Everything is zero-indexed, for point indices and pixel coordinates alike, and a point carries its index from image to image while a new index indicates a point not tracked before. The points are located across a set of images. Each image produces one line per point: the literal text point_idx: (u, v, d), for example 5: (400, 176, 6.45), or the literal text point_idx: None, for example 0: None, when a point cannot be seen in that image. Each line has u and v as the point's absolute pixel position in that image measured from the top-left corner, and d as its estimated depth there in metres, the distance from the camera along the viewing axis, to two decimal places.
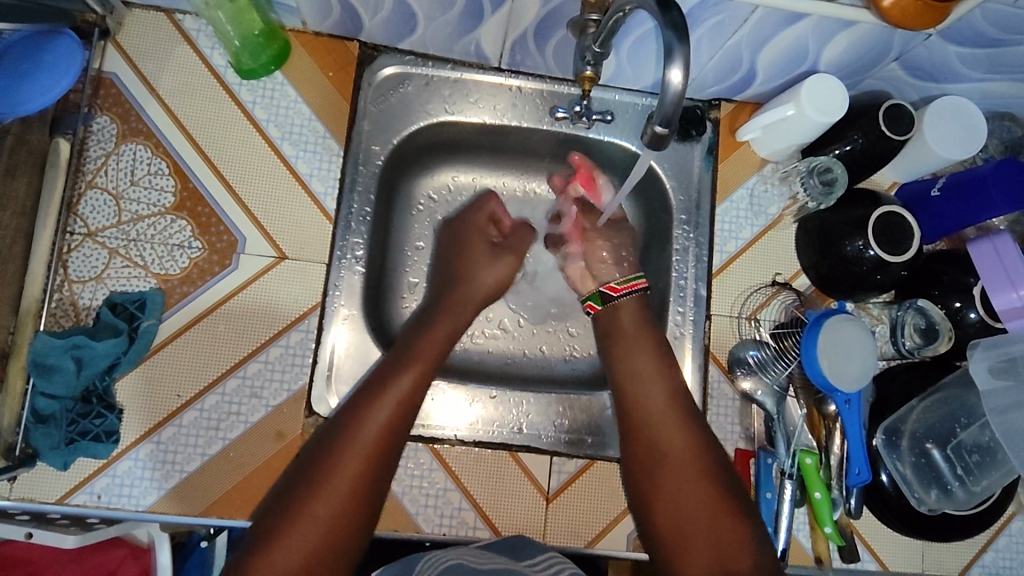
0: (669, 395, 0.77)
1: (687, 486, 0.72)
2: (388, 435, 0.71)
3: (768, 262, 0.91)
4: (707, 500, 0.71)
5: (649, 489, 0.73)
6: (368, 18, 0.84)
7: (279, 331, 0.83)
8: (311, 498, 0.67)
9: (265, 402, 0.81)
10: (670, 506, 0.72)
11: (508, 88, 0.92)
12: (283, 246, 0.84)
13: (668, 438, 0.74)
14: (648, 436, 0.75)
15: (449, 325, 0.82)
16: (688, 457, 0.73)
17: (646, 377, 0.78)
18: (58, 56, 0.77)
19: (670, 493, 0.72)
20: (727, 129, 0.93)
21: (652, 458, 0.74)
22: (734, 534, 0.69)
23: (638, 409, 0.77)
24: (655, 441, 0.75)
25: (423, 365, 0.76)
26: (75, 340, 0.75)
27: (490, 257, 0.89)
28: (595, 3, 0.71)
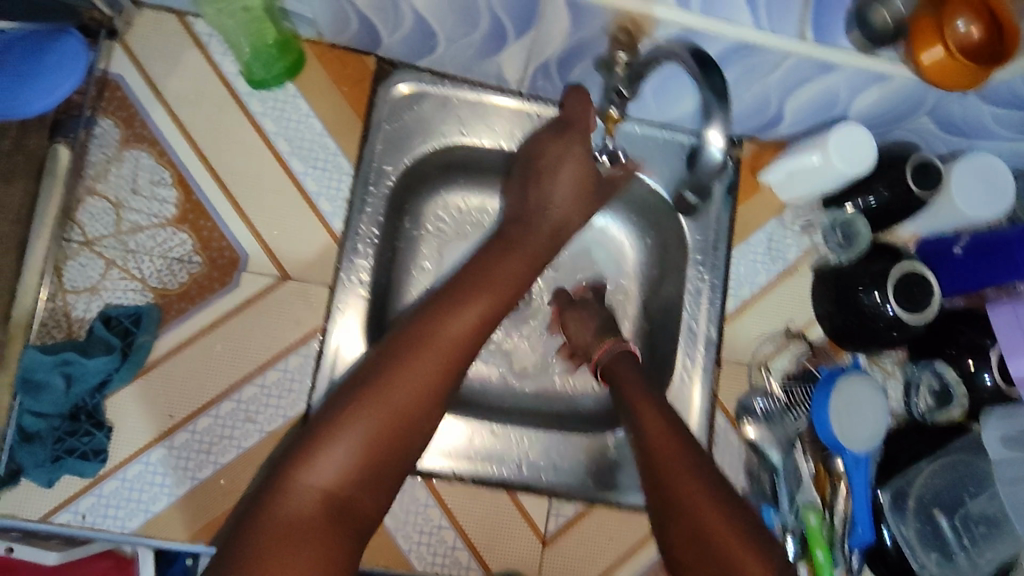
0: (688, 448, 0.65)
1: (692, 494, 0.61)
2: (453, 361, 0.67)
3: (783, 309, 0.89)
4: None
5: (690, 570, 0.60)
6: (387, 34, 0.81)
7: (277, 354, 0.80)
8: (364, 408, 0.62)
9: (259, 427, 0.79)
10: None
11: (526, 113, 0.90)
12: (286, 265, 0.82)
13: (705, 517, 0.59)
14: (697, 528, 0.59)
15: (520, 264, 0.76)
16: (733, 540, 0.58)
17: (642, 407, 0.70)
18: (61, 57, 0.74)
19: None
20: (748, 169, 0.91)
21: (691, 541, 0.60)
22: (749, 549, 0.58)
23: (662, 462, 0.64)
24: (690, 523, 0.60)
25: (493, 292, 0.71)
26: (65, 357, 0.72)
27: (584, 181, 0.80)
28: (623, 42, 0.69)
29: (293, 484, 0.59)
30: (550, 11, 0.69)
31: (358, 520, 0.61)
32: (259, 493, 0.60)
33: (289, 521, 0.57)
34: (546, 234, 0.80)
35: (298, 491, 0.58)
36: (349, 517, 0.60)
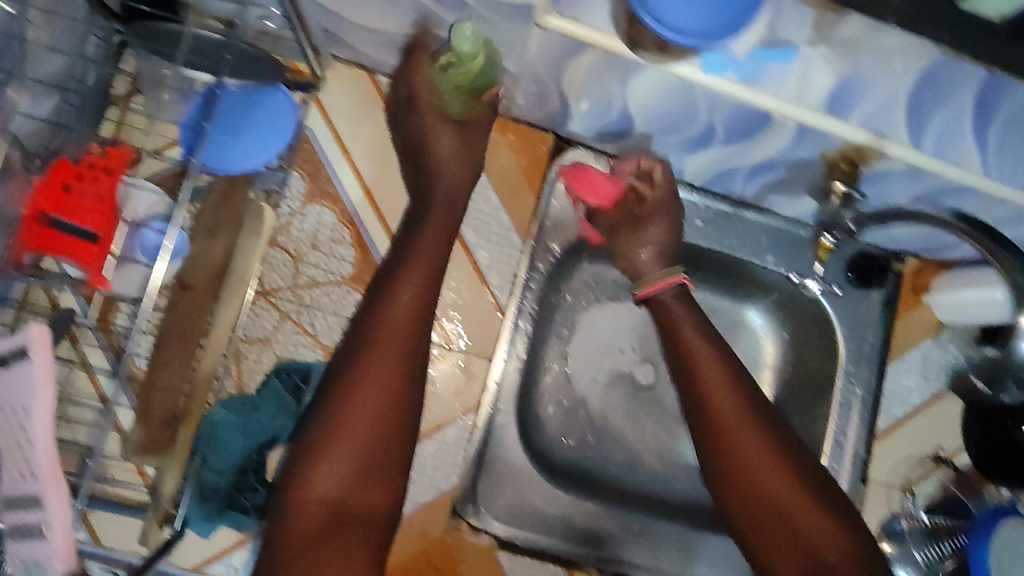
0: (778, 453, 0.69)
1: (758, 456, 0.68)
2: (408, 338, 0.66)
3: (932, 434, 0.90)
4: (843, 547, 0.64)
5: (758, 536, 0.67)
6: (584, 120, 0.80)
7: (437, 424, 0.83)
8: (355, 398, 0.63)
9: (413, 498, 0.82)
10: (789, 558, 0.65)
11: (694, 204, 0.90)
12: (454, 337, 0.84)
13: (774, 484, 0.67)
14: (761, 488, 0.67)
15: (439, 236, 0.73)
16: (800, 507, 0.66)
17: (699, 363, 0.73)
18: (273, 115, 0.71)
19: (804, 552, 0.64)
20: (909, 286, 0.92)
21: (757, 507, 0.67)
22: (804, 503, 0.66)
23: (727, 433, 0.70)
24: (761, 496, 0.67)
25: (425, 273, 0.70)
26: (245, 414, 0.74)
27: (454, 144, 0.75)
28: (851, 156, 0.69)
29: (295, 503, 0.60)
30: (774, 134, 0.69)
31: (369, 513, 0.62)
32: (267, 530, 0.61)
33: (299, 536, 0.59)
34: (447, 203, 0.75)
35: (300, 507, 0.60)
36: (357, 514, 0.62)
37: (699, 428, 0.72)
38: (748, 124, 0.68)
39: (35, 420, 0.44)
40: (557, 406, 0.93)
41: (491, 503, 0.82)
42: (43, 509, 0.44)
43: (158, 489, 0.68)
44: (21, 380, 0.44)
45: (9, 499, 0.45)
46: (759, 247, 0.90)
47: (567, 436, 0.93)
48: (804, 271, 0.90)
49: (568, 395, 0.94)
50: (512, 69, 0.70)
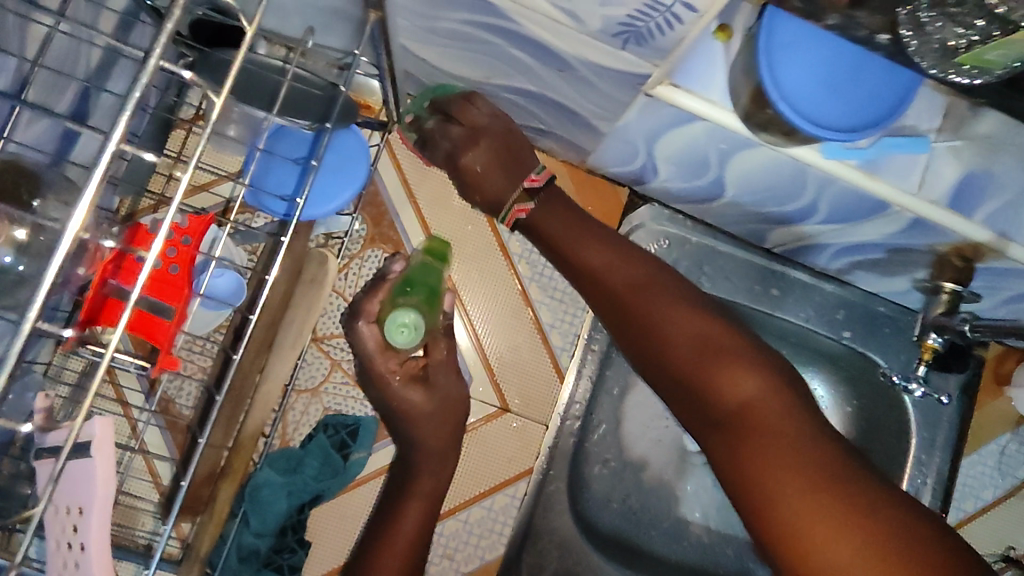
0: (627, 262, 0.60)
1: (672, 315, 0.56)
2: (423, 520, 0.61)
3: (1005, 531, 0.85)
4: (756, 387, 0.50)
5: (675, 393, 0.55)
6: (667, 181, 0.75)
7: (486, 490, 0.79)
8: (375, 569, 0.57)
9: (455, 566, 0.78)
10: (690, 411, 0.53)
11: (769, 270, 0.85)
12: (509, 399, 0.80)
13: (670, 320, 0.55)
14: (659, 328, 0.55)
15: (439, 463, 0.65)
16: (701, 350, 0.53)
17: (581, 240, 0.62)
18: (340, 157, 0.68)
19: (706, 399, 0.52)
20: (991, 372, 0.86)
21: (658, 352, 0.55)
22: (782, 407, 0.49)
23: (630, 301, 0.58)
24: (661, 344, 0.55)
25: (428, 490, 0.63)
26: (291, 474, 0.69)
27: (426, 404, 0.64)
28: (966, 251, 0.64)
29: None
30: (884, 221, 0.64)
31: None
32: None
33: None
34: (444, 419, 0.66)
35: None
36: None
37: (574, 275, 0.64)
38: (858, 208, 0.63)
39: (92, 522, 0.39)
40: (608, 467, 0.85)
41: None
42: None
43: (194, 546, 0.64)
44: (79, 477, 0.39)
45: None
46: (835, 321, 0.85)
47: (614, 500, 0.86)
48: (908, 375, 0.83)
49: (618, 460, 0.86)
50: (603, 128, 0.67)
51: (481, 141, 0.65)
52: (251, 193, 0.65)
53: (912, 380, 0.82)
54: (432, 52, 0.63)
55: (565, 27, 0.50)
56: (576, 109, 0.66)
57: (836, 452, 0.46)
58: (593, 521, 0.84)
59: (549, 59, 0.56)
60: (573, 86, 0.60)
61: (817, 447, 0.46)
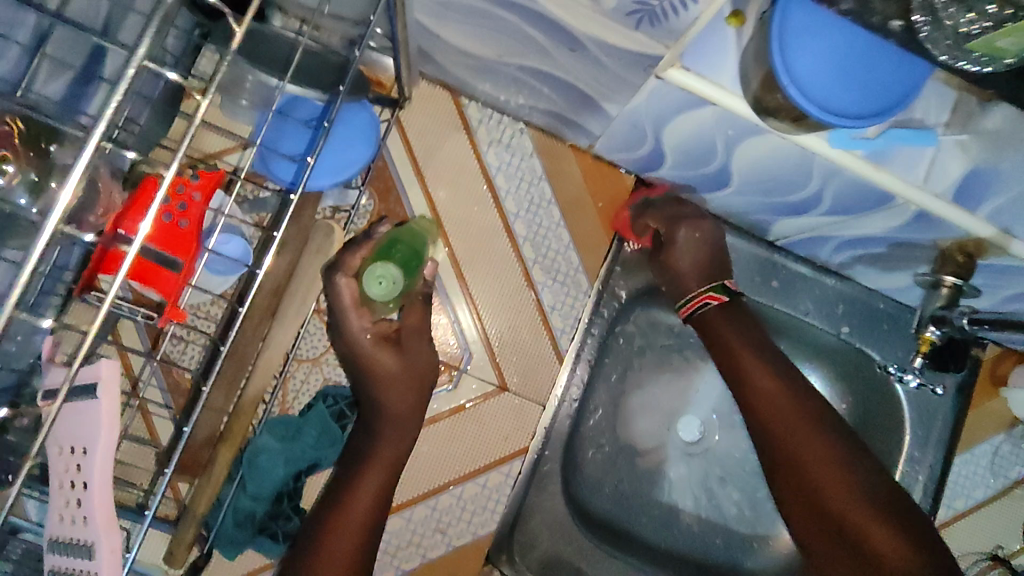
0: (790, 398, 0.62)
1: (800, 435, 0.59)
2: (385, 484, 0.63)
3: (994, 531, 0.86)
4: (906, 551, 0.52)
5: (798, 514, 0.58)
6: (674, 168, 0.75)
7: (479, 468, 0.80)
8: (333, 532, 0.59)
9: (447, 540, 0.79)
10: (826, 544, 0.55)
11: (771, 262, 0.85)
12: (507, 378, 0.81)
13: (816, 461, 0.57)
14: (793, 449, 0.59)
15: (400, 424, 0.65)
16: (833, 474, 0.56)
17: (742, 358, 0.65)
18: (350, 130, 0.69)
19: (819, 505, 0.56)
20: (986, 373, 0.87)
21: (787, 463, 0.59)
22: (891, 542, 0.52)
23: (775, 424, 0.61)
24: (799, 464, 0.58)
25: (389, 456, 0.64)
26: (289, 441, 0.70)
27: (395, 366, 0.64)
28: (966, 248, 0.65)
29: None
30: (888, 213, 0.64)
31: None
32: None
33: None
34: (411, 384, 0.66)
35: None
36: None
37: (722, 366, 0.67)
38: (862, 200, 0.63)
39: (94, 460, 0.41)
40: (601, 451, 0.86)
41: (527, 554, 0.78)
42: (94, 557, 0.41)
43: (190, 507, 0.65)
44: (84, 417, 0.41)
45: (56, 540, 0.43)
46: (834, 315, 0.86)
47: (605, 484, 0.87)
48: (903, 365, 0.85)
49: (611, 444, 0.87)
50: (613, 110, 0.67)
51: (697, 223, 0.73)
52: (260, 158, 0.65)
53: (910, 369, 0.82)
54: (444, 27, 0.63)
55: (578, 5, 0.50)
56: (586, 91, 0.66)
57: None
58: (584, 504, 0.84)
59: (562, 38, 0.56)
60: (584, 66, 0.61)
61: None
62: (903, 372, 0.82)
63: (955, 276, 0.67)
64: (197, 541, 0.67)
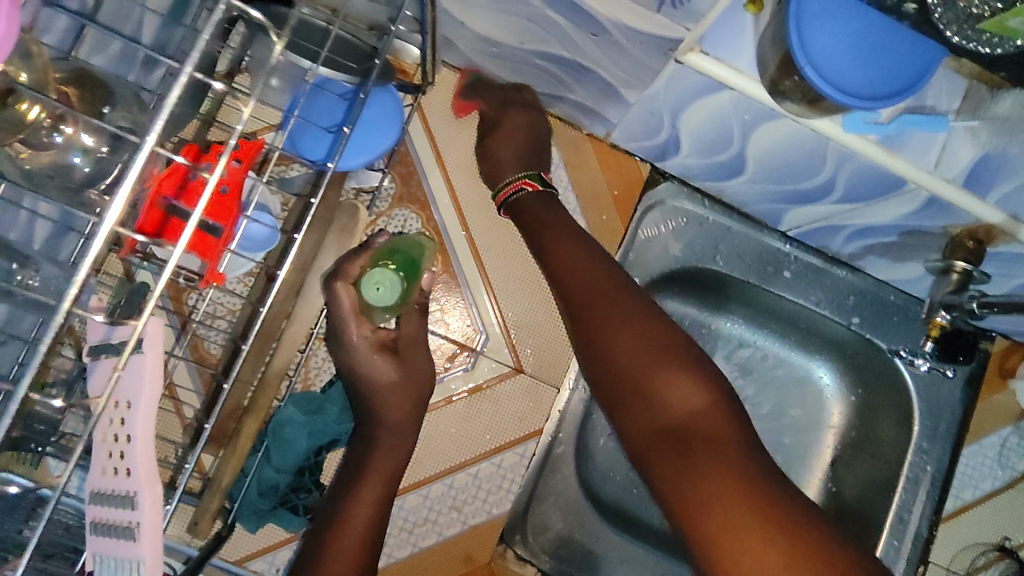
0: (624, 294, 0.61)
1: (616, 330, 0.59)
2: (388, 487, 0.64)
3: (1002, 522, 0.87)
4: (702, 407, 0.55)
5: (622, 406, 0.58)
6: (688, 155, 0.77)
7: (496, 448, 0.81)
8: (338, 533, 0.60)
9: (463, 518, 0.80)
10: (644, 421, 0.56)
11: (783, 253, 0.86)
12: (524, 360, 0.83)
13: (623, 348, 0.58)
14: (602, 330, 0.60)
15: (401, 427, 0.67)
16: (653, 358, 0.57)
17: (558, 254, 0.66)
18: (379, 113, 0.71)
19: (655, 407, 0.56)
20: (995, 365, 0.88)
21: (615, 373, 0.58)
22: (712, 419, 0.54)
23: (590, 311, 0.61)
24: (610, 356, 0.58)
25: (390, 460, 0.65)
26: (313, 415, 0.72)
27: (393, 371, 0.67)
28: (977, 232, 0.66)
29: None
30: (900, 199, 0.65)
31: None
32: None
33: None
34: (410, 388, 0.68)
35: None
36: None
37: (566, 303, 0.64)
38: (876, 185, 0.65)
39: (139, 412, 0.41)
40: (614, 437, 0.87)
41: (540, 534, 0.81)
42: (137, 509, 0.41)
43: (215, 478, 0.67)
44: (132, 371, 0.42)
45: (99, 492, 0.43)
46: (845, 307, 0.87)
47: (616, 472, 0.87)
48: (915, 350, 0.85)
49: None
50: (631, 96, 0.69)
51: (524, 116, 0.76)
52: (290, 139, 0.68)
53: (918, 355, 0.83)
54: (469, 14, 0.65)
55: None
56: (606, 77, 0.68)
57: (767, 478, 0.51)
58: (596, 488, 0.85)
59: (585, 21, 0.58)
60: (605, 51, 0.63)
61: (762, 481, 0.51)
62: (914, 356, 0.83)
63: (966, 262, 0.70)
64: (221, 514, 0.68)
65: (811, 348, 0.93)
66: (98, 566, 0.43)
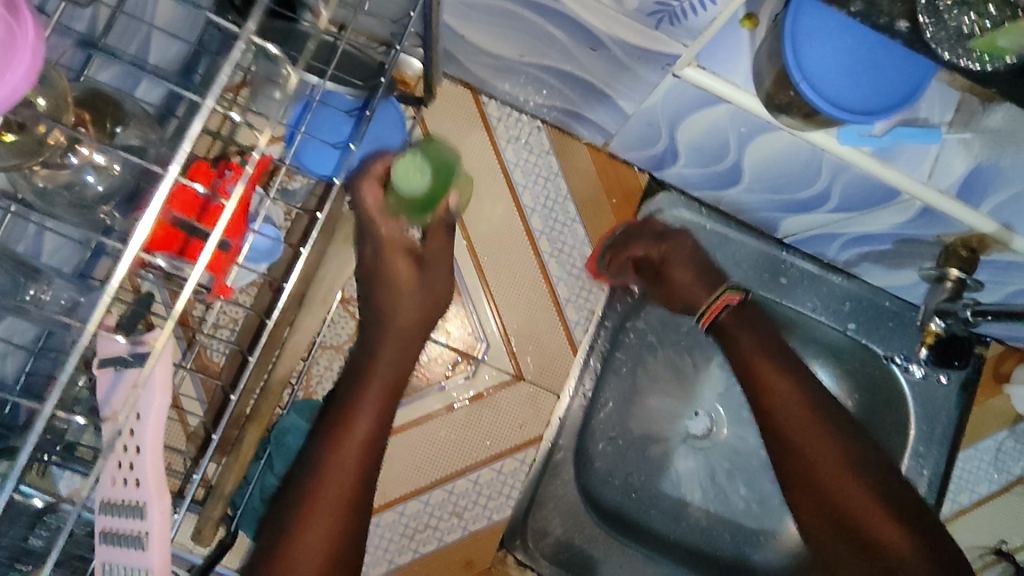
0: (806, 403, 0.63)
1: (823, 451, 0.61)
2: (387, 404, 0.62)
3: (997, 525, 0.88)
4: (887, 525, 0.58)
5: (810, 514, 0.61)
6: (686, 165, 0.78)
7: (496, 454, 0.82)
8: (337, 443, 0.58)
9: (463, 524, 0.81)
10: (826, 530, 0.60)
11: (780, 260, 0.88)
12: (523, 367, 0.83)
13: (845, 492, 0.59)
14: (803, 449, 0.62)
15: (403, 337, 0.66)
16: (839, 471, 0.60)
17: (762, 372, 0.65)
18: (381, 126, 0.71)
19: (841, 518, 0.59)
20: (989, 370, 0.89)
21: (809, 487, 0.61)
22: (879, 517, 0.58)
23: (795, 429, 0.63)
24: (835, 509, 0.60)
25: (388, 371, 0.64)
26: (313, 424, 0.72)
27: (411, 281, 0.66)
28: (970, 241, 0.67)
29: None
30: (893, 209, 0.67)
31: None
32: None
33: None
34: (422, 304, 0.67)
35: None
36: None
37: (741, 373, 0.67)
38: (869, 196, 0.66)
39: (148, 422, 0.42)
40: (614, 442, 0.88)
41: (540, 540, 0.81)
42: (149, 516, 0.42)
43: (218, 485, 0.68)
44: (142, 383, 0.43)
45: (108, 502, 0.43)
46: (841, 312, 0.88)
47: (614, 477, 0.88)
48: (910, 356, 0.87)
49: (624, 434, 0.89)
50: (630, 108, 0.70)
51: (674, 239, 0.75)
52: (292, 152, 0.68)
53: (913, 361, 0.87)
54: (470, 29, 0.66)
55: (601, 5, 0.54)
56: (604, 89, 0.69)
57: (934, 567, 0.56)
58: (596, 493, 0.86)
59: (583, 36, 0.59)
60: (603, 65, 0.64)
61: None
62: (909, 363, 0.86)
63: (960, 271, 0.70)
64: (223, 520, 0.69)
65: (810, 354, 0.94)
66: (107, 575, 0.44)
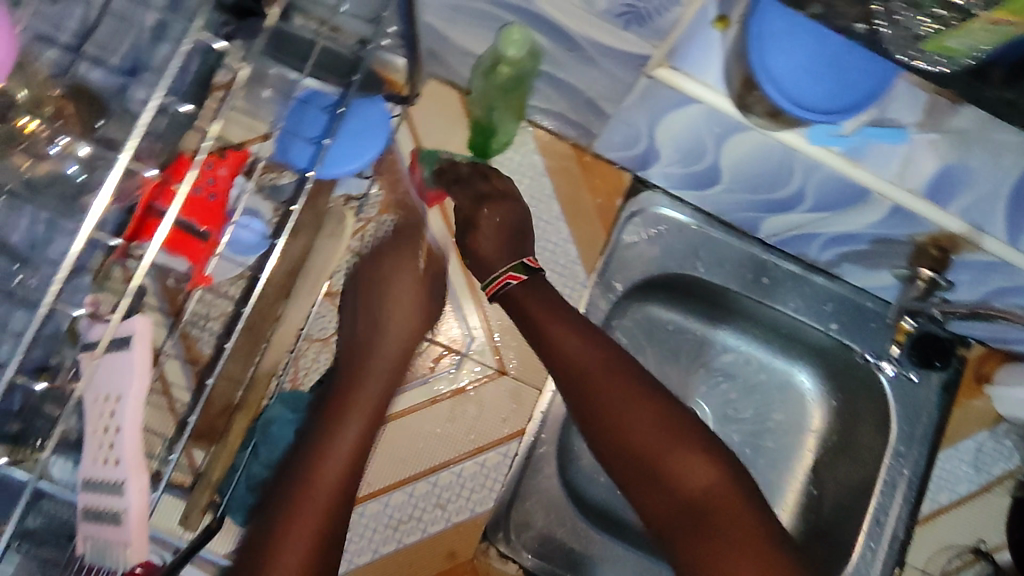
0: (594, 350, 0.71)
1: (577, 345, 0.71)
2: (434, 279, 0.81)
3: (978, 525, 0.88)
4: (697, 463, 0.67)
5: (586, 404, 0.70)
6: (666, 164, 0.80)
7: (477, 447, 0.83)
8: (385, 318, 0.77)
9: (446, 516, 0.82)
10: (616, 412, 0.69)
11: (761, 260, 0.89)
12: (506, 361, 0.85)
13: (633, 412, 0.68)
14: (599, 385, 0.70)
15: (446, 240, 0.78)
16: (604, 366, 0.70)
17: (559, 335, 0.72)
18: (363, 124, 0.73)
19: (622, 430, 0.69)
20: (970, 370, 0.90)
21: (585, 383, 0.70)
22: (651, 416, 0.68)
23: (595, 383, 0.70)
24: (624, 432, 0.68)
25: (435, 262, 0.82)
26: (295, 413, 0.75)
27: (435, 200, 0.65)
28: (939, 241, 0.69)
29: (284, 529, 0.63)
30: (865, 209, 0.68)
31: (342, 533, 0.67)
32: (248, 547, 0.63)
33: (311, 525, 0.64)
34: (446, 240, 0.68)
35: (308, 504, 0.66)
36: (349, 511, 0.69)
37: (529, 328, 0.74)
38: (841, 197, 0.68)
39: (127, 406, 0.44)
40: None
41: (522, 531, 0.82)
42: (124, 495, 0.43)
43: (206, 473, 0.70)
44: (120, 365, 0.45)
45: (93, 478, 0.45)
46: (823, 312, 0.89)
47: (601, 474, 0.89)
48: (882, 354, 0.87)
49: None
50: (609, 109, 0.72)
51: (499, 205, 0.78)
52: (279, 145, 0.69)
53: (883, 358, 0.86)
54: (451, 29, 0.68)
55: (574, 7, 0.55)
56: (583, 90, 0.71)
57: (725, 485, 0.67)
58: (577, 488, 0.87)
59: (559, 37, 0.61)
60: (579, 66, 0.66)
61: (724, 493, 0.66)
62: (880, 360, 0.87)
63: (932, 269, 0.72)
64: (210, 507, 0.71)
65: (792, 352, 0.95)
66: (90, 548, 0.46)
